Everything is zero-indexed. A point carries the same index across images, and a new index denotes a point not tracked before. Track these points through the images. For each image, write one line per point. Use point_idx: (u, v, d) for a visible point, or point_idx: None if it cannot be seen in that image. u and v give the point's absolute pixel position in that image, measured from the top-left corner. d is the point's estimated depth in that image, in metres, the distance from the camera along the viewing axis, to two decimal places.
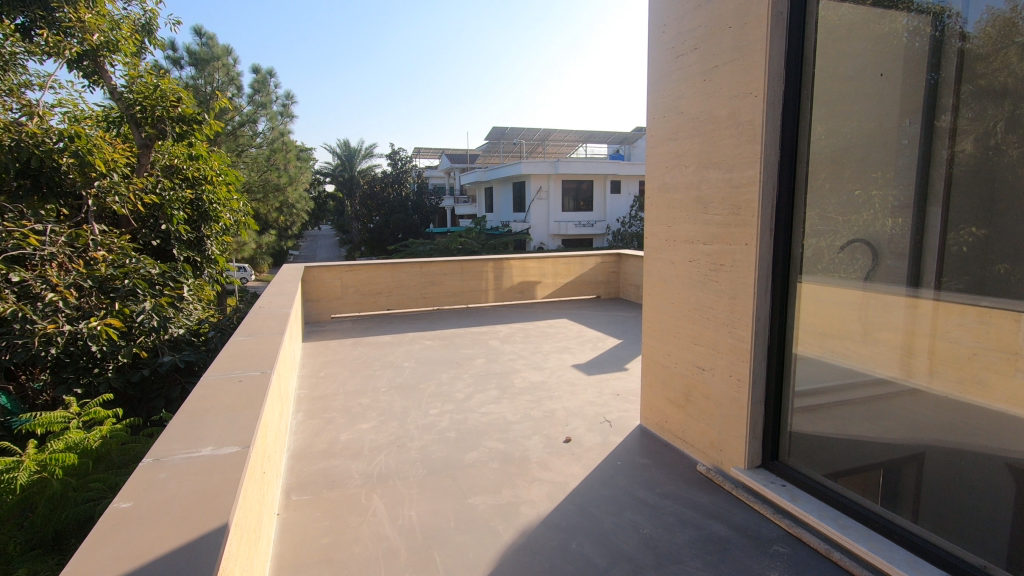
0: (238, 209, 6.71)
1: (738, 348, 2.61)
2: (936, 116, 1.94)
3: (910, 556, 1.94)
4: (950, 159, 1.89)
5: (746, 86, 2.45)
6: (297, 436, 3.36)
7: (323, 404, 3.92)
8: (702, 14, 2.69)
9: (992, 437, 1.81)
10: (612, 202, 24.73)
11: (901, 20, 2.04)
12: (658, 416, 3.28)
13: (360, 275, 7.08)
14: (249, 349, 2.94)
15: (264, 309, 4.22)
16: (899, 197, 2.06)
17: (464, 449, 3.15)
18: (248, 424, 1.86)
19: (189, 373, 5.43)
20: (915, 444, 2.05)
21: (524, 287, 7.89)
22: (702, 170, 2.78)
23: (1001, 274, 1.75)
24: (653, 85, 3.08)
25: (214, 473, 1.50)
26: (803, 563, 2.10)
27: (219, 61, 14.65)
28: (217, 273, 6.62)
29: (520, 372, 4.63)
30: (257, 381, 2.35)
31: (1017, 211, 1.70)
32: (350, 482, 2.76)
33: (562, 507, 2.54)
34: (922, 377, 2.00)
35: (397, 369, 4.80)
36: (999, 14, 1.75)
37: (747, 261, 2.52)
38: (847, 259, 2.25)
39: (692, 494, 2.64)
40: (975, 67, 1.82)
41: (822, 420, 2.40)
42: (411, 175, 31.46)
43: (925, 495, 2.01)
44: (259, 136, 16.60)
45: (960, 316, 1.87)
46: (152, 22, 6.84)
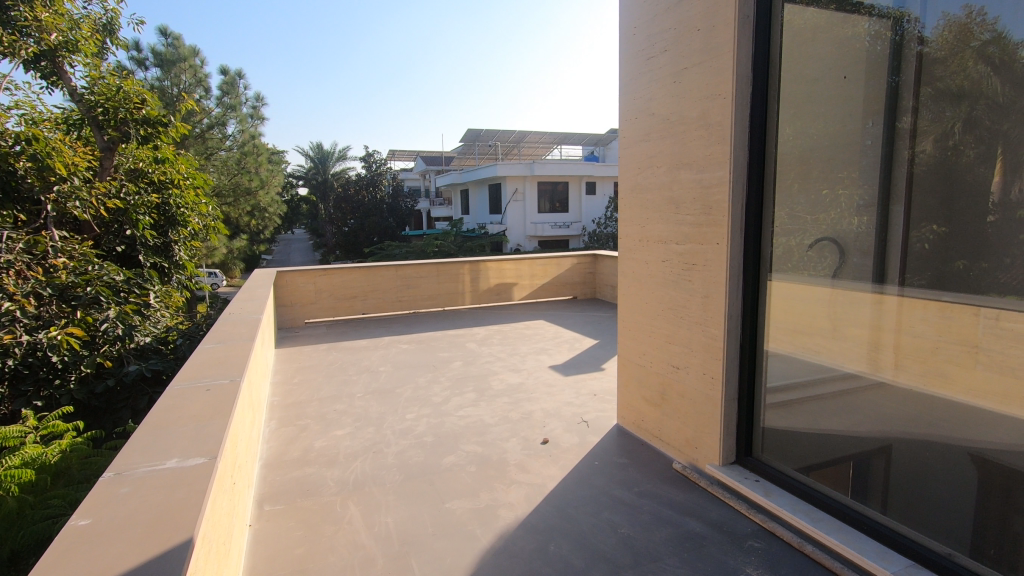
0: (206, 213, 6.56)
1: (712, 346, 2.64)
2: (897, 117, 1.98)
3: (878, 547, 1.98)
4: (911, 160, 1.95)
5: (715, 88, 2.49)
6: (270, 444, 3.29)
7: (296, 411, 3.84)
8: (671, 17, 2.72)
9: (956, 427, 1.86)
10: (587, 203, 24.88)
11: (862, 23, 2.09)
12: (635, 415, 3.30)
13: (334, 279, 6.98)
14: (218, 356, 2.86)
15: (234, 315, 4.13)
16: (863, 196, 2.11)
17: (441, 454, 3.13)
18: (215, 433, 1.81)
19: (156, 384, 5.31)
20: (883, 437, 2.10)
21: (501, 289, 7.88)
22: (673, 171, 2.81)
23: (962, 269, 1.80)
24: (625, 87, 3.10)
25: (179, 485, 1.45)
26: (778, 558, 2.13)
27: (186, 62, 14.34)
28: (186, 279, 6.47)
29: (498, 374, 4.61)
30: (226, 390, 2.29)
31: (976, 209, 1.76)
32: (325, 491, 2.71)
33: (540, 509, 2.53)
34: (888, 371, 2.05)
35: (373, 373, 4.74)
36: (955, 20, 1.81)
37: (719, 260, 2.56)
38: (815, 257, 2.29)
39: (669, 493, 2.66)
40: (933, 70, 1.88)
41: (793, 416, 2.44)
42: (385, 177, 31.25)
43: (893, 486, 2.06)
44: (229, 139, 16.28)
45: (923, 311, 1.92)
46: (114, 21, 6.65)
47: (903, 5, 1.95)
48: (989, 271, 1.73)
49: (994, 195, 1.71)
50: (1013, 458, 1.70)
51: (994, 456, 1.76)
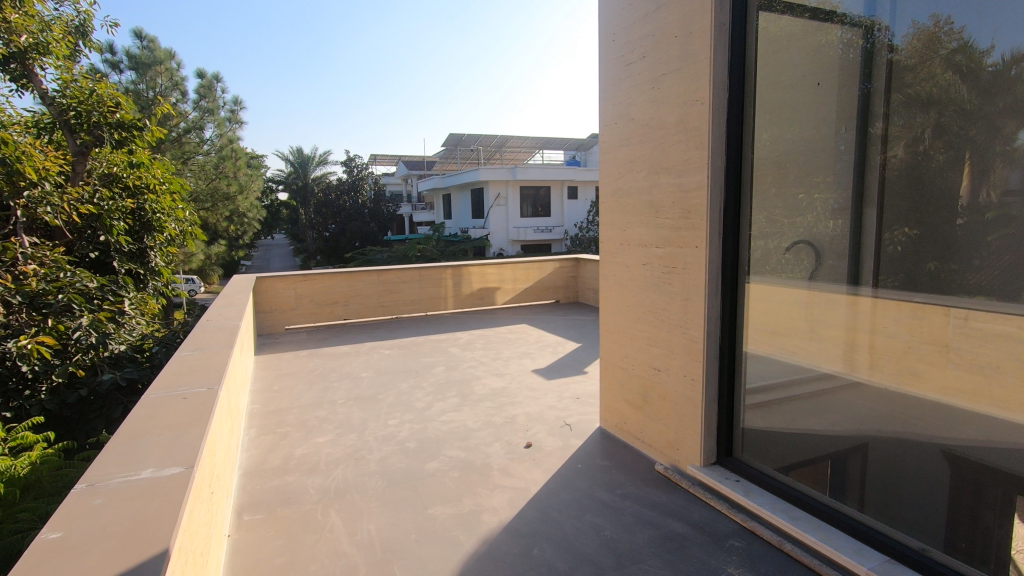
0: (183, 218, 6.46)
1: (692, 348, 2.67)
2: (869, 123, 2.03)
3: (856, 544, 2.02)
4: (883, 164, 1.99)
5: (693, 93, 2.52)
6: (250, 453, 3.23)
7: (276, 419, 3.78)
8: (649, 23, 2.76)
9: (929, 425, 1.91)
10: (569, 207, 24.99)
11: (835, 32, 2.14)
12: (618, 417, 3.31)
13: (315, 284, 6.91)
14: (195, 363, 2.81)
15: (212, 321, 4.06)
16: (838, 200, 2.16)
17: (424, 460, 3.11)
18: (192, 443, 1.77)
19: (132, 393, 5.20)
20: (859, 436, 2.14)
21: (484, 293, 7.88)
22: (653, 175, 2.84)
23: (933, 271, 1.85)
24: (605, 93, 3.13)
25: (155, 496, 1.42)
26: (758, 557, 2.16)
27: (162, 65, 14.14)
28: (162, 286, 6.36)
29: (481, 379, 4.60)
30: (203, 398, 2.25)
31: (947, 212, 1.81)
32: (305, 499, 2.68)
33: (524, 513, 2.53)
34: (864, 371, 2.09)
35: (355, 379, 4.70)
36: (924, 29, 1.86)
37: (698, 262, 2.59)
38: (792, 259, 2.33)
39: (652, 494, 2.67)
40: (903, 77, 1.93)
41: (772, 416, 2.48)
42: (367, 182, 31.06)
43: (869, 484, 2.10)
44: (207, 143, 16.06)
45: (896, 312, 1.96)
46: (87, 23, 6.53)
47: (873, 13, 1.99)
48: (958, 272, 1.78)
49: (962, 198, 1.76)
50: (984, 453, 1.76)
51: (965, 451, 1.81)
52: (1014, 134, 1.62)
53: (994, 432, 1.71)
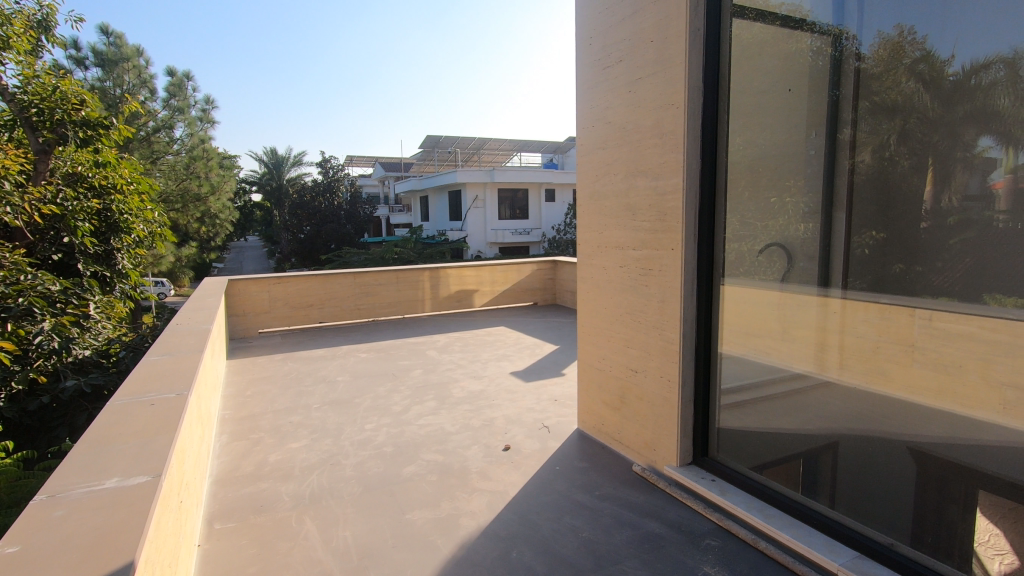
0: (153, 220, 6.29)
1: (668, 349, 2.70)
2: (838, 129, 2.08)
3: (827, 540, 2.06)
4: (851, 169, 2.04)
5: (669, 98, 2.56)
6: (221, 460, 3.16)
7: (249, 425, 3.70)
8: (625, 28, 2.78)
9: (897, 423, 1.95)
10: (547, 210, 25.09)
11: (804, 39, 2.19)
12: (595, 419, 3.33)
13: (289, 287, 6.80)
14: (164, 368, 2.74)
15: (182, 324, 3.96)
16: (808, 203, 2.20)
17: (401, 464, 3.07)
18: (160, 451, 1.72)
19: (97, 399, 5.03)
20: (830, 435, 2.19)
21: (462, 295, 7.85)
22: (629, 178, 2.87)
23: (899, 272, 1.90)
24: (582, 96, 3.15)
25: (120, 506, 1.37)
26: (732, 555, 2.19)
27: (130, 62, 13.81)
28: (130, 289, 6.18)
29: (458, 382, 4.58)
30: (172, 404, 2.18)
31: (912, 216, 1.86)
32: (279, 506, 2.62)
33: (502, 516, 2.52)
34: (834, 370, 2.14)
35: (331, 383, 4.63)
36: (889, 38, 1.92)
37: (674, 265, 2.62)
38: (765, 261, 2.38)
39: (629, 495, 2.69)
40: (870, 85, 1.98)
41: (746, 416, 2.52)
42: (343, 184, 30.71)
43: (839, 481, 2.15)
44: (177, 143, 15.71)
45: (865, 312, 2.02)
46: (50, 18, 6.33)
47: (841, 22, 2.04)
48: (923, 274, 1.84)
49: (926, 203, 1.82)
50: (948, 450, 1.81)
51: (929, 448, 1.86)
52: (974, 141, 1.69)
53: (958, 429, 1.77)
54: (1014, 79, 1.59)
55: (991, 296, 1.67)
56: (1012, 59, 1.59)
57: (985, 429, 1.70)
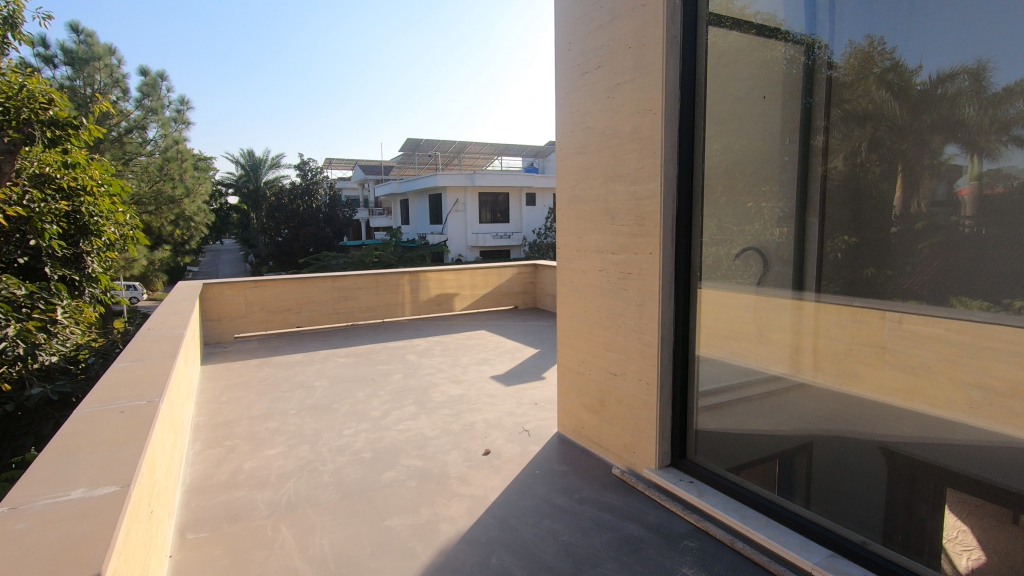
0: (123, 222, 6.17)
1: (647, 352, 2.73)
2: (811, 136, 2.12)
3: (802, 540, 2.10)
4: (824, 175, 2.08)
5: (646, 103, 2.59)
6: (194, 468, 3.09)
7: (224, 432, 3.63)
8: (604, 34, 2.81)
9: (868, 424, 2.00)
10: (527, 213, 25.14)
11: (779, 48, 2.23)
12: (575, 422, 3.34)
13: (266, 290, 6.70)
14: (134, 375, 2.67)
15: (154, 329, 3.88)
16: (783, 208, 2.25)
17: (379, 470, 3.04)
18: (129, 459, 1.67)
19: (64, 407, 4.88)
20: (804, 436, 2.22)
21: (442, 299, 7.81)
22: (608, 183, 2.89)
23: (870, 276, 1.94)
24: (562, 101, 3.17)
25: (86, 517, 1.33)
26: (710, 556, 2.21)
27: (101, 61, 13.55)
28: (101, 293, 6.01)
29: (439, 386, 4.55)
30: (142, 411, 2.13)
31: (883, 221, 1.90)
32: (254, 514, 2.57)
33: (482, 521, 2.51)
34: (808, 373, 2.18)
35: (309, 389, 4.56)
36: (859, 48, 1.96)
37: (652, 268, 2.65)
38: (741, 265, 2.41)
39: (608, 498, 2.70)
40: (842, 93, 2.02)
41: (723, 417, 2.55)
42: (322, 186, 30.42)
43: (813, 481, 2.18)
44: (150, 144, 15.41)
45: (837, 316, 2.06)
46: (16, 14, 6.14)
47: (814, 32, 2.09)
48: (893, 277, 1.88)
49: (896, 209, 1.86)
50: (918, 450, 1.86)
51: (900, 447, 1.91)
52: (941, 149, 1.74)
53: (928, 429, 1.82)
54: (978, 90, 1.65)
55: (958, 299, 1.72)
56: (976, 70, 1.65)
57: (952, 428, 1.75)
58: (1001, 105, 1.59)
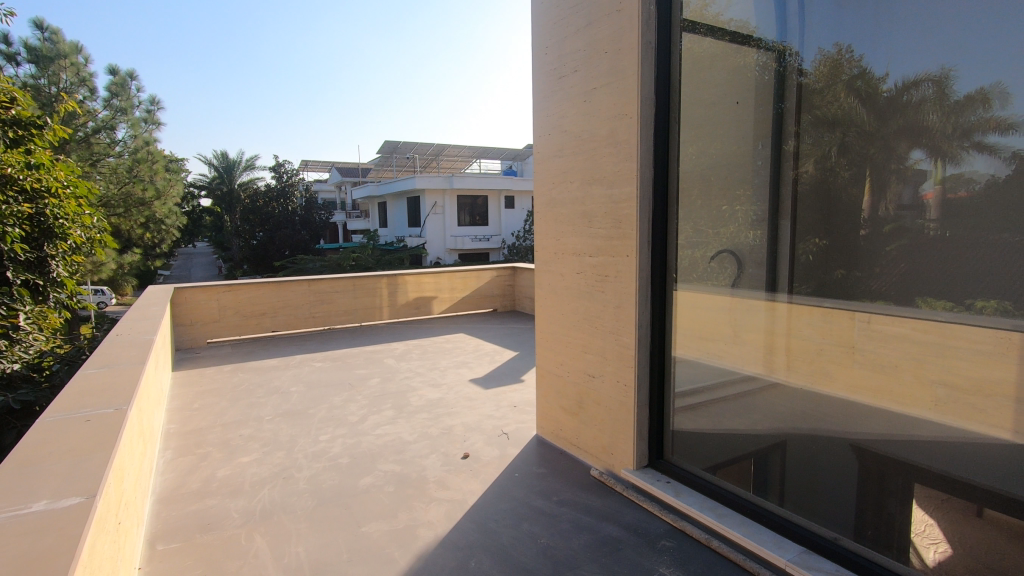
0: (90, 225, 5.99)
1: (624, 353, 2.75)
2: (783, 141, 2.17)
3: (776, 537, 2.14)
4: (795, 179, 2.13)
5: (622, 107, 2.62)
6: (165, 477, 3.01)
7: (196, 439, 3.54)
8: (580, 38, 2.83)
9: (838, 422, 2.04)
10: (506, 216, 25.17)
11: (751, 54, 2.28)
12: (554, 424, 3.35)
13: (239, 295, 6.57)
14: (101, 382, 2.59)
15: (122, 335, 3.77)
16: (756, 212, 2.29)
17: (357, 476, 3.00)
18: (95, 470, 1.62)
19: (27, 416, 4.70)
20: (778, 435, 2.26)
21: (421, 302, 7.76)
22: (585, 186, 2.91)
23: (840, 278, 1.99)
24: (539, 105, 3.19)
25: (49, 531, 1.28)
26: (687, 555, 2.23)
27: (67, 59, 13.19)
28: (66, 298, 5.84)
29: (417, 390, 4.52)
30: (110, 420, 2.06)
31: (852, 224, 1.95)
32: (227, 523, 2.52)
33: (460, 525, 2.49)
34: (781, 372, 2.22)
35: (284, 394, 4.49)
36: (828, 56, 2.02)
37: (629, 270, 2.68)
38: (716, 267, 2.44)
39: (587, 499, 2.71)
40: (812, 99, 2.07)
41: (700, 418, 2.58)
42: (298, 189, 30.03)
43: (787, 479, 2.22)
44: (119, 145, 15.03)
45: (809, 316, 2.11)
46: None
47: (785, 39, 2.14)
48: (862, 279, 1.93)
49: (864, 212, 1.91)
50: (886, 446, 1.91)
51: (869, 444, 1.95)
52: (906, 154, 1.79)
53: (896, 426, 1.87)
54: (941, 97, 1.70)
55: (923, 299, 1.77)
56: (939, 78, 1.70)
57: (918, 425, 1.80)
58: (963, 113, 1.65)
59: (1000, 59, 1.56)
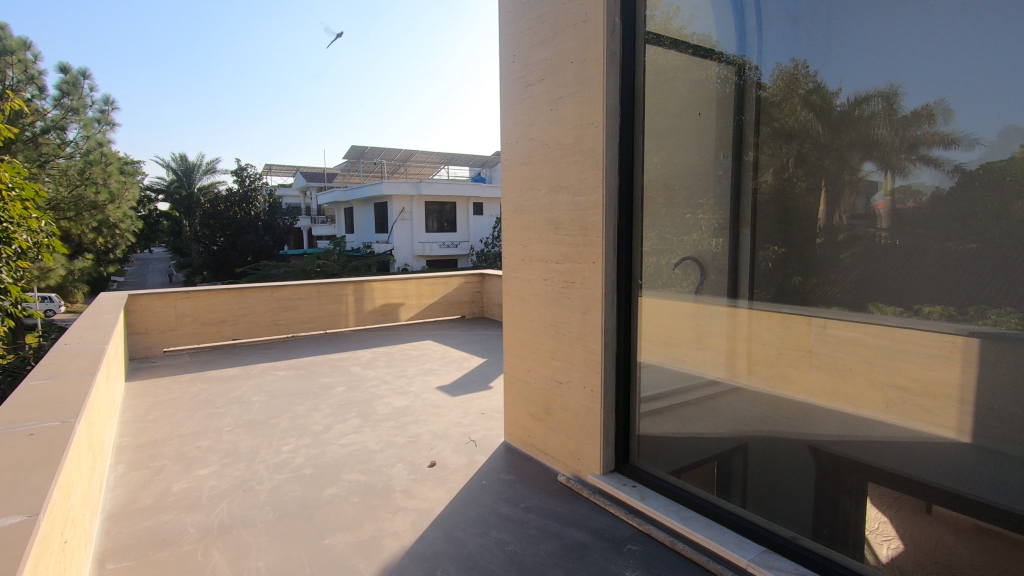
0: (37, 229, 5.72)
1: (591, 359, 2.78)
2: (743, 151, 2.24)
3: (737, 538, 2.18)
4: (755, 189, 2.20)
5: (589, 117, 2.66)
6: (116, 492, 2.87)
7: (150, 452, 3.40)
8: (546, 48, 2.87)
9: (797, 425, 2.10)
10: (474, 222, 25.15)
11: (713, 67, 2.34)
12: (521, 431, 3.35)
13: (198, 302, 6.37)
14: (47, 394, 2.46)
15: (71, 344, 3.60)
16: (717, 220, 2.35)
17: (321, 486, 2.94)
18: (39, 486, 1.54)
19: None
20: (740, 437, 2.32)
21: (388, 309, 7.67)
22: (552, 194, 2.94)
23: (798, 284, 2.06)
24: (506, 112, 3.20)
25: None
26: (652, 558, 2.26)
27: (14, 56, 12.66)
28: (10, 305, 5.57)
29: (383, 398, 4.46)
30: (56, 434, 1.96)
31: (809, 232, 2.02)
32: (183, 539, 2.42)
33: (427, 535, 2.46)
34: (743, 377, 2.28)
35: (245, 404, 4.36)
36: (785, 70, 2.09)
37: (595, 277, 2.71)
38: (680, 274, 2.49)
39: (554, 505, 2.72)
40: (770, 112, 2.14)
41: (665, 422, 2.62)
42: (261, 193, 29.40)
43: (749, 481, 2.27)
44: (70, 146, 14.44)
45: (768, 322, 2.17)
46: None
47: (744, 53, 2.21)
48: (818, 285, 2.00)
49: (820, 221, 1.98)
50: (841, 447, 1.97)
51: (826, 445, 2.01)
52: (859, 166, 1.87)
53: (850, 427, 1.94)
54: (890, 112, 1.79)
55: (874, 305, 1.84)
56: (888, 94, 1.79)
57: (872, 426, 1.88)
58: (910, 128, 1.73)
59: (945, 78, 1.65)
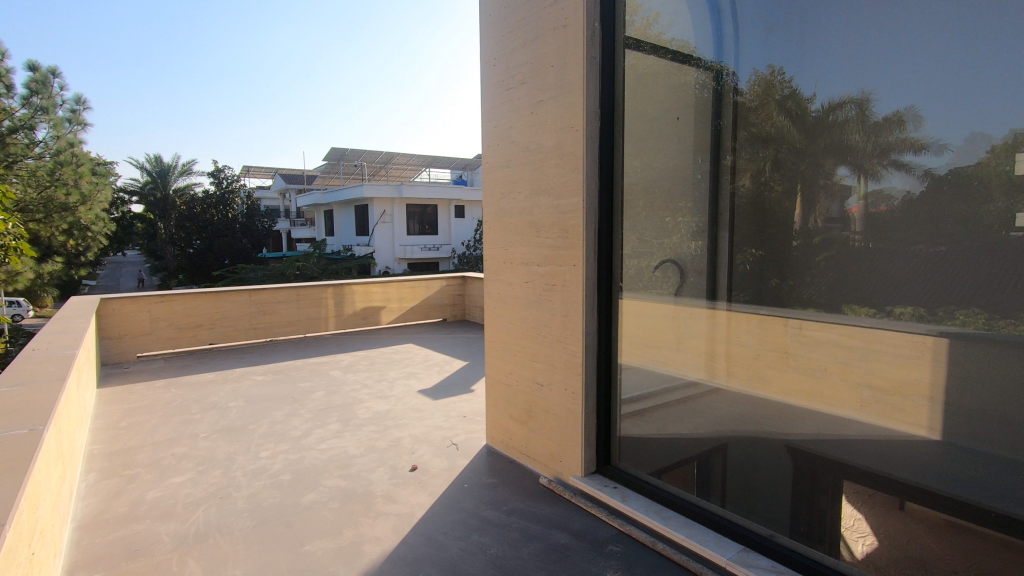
0: (4, 231, 5.54)
1: (572, 362, 2.79)
2: (721, 155, 2.27)
3: (716, 537, 2.21)
4: (733, 193, 2.23)
5: (569, 120, 2.67)
6: (87, 502, 2.80)
7: (123, 460, 3.32)
8: (527, 52, 2.88)
9: (775, 424, 2.14)
10: (456, 225, 25.10)
11: (691, 73, 2.38)
12: (503, 434, 3.34)
13: (173, 306, 6.24)
14: (14, 402, 2.38)
15: (40, 350, 3.50)
16: (696, 223, 2.38)
17: (300, 492, 2.90)
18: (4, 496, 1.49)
19: None
20: (719, 438, 2.35)
21: (368, 313, 7.60)
22: (533, 196, 2.95)
23: (775, 286, 2.10)
24: (487, 115, 3.21)
25: None
26: (633, 559, 2.27)
27: None
28: None
29: (364, 402, 4.42)
30: (22, 442, 1.90)
31: (785, 235, 2.06)
32: (156, 549, 2.37)
33: (407, 540, 2.44)
34: (722, 378, 2.31)
35: (222, 410, 4.28)
36: (762, 76, 2.13)
37: (576, 280, 2.72)
38: (660, 276, 2.52)
39: (536, 508, 2.72)
40: (748, 116, 2.18)
41: (646, 423, 2.64)
42: (239, 196, 28.95)
43: (728, 481, 2.30)
44: (40, 146, 14.04)
45: (746, 323, 2.21)
46: None
47: (721, 59, 2.25)
48: (794, 287, 2.04)
49: (796, 224, 2.02)
50: (817, 446, 2.01)
51: (803, 445, 2.05)
52: (833, 170, 1.91)
53: (826, 427, 1.98)
54: (863, 118, 1.83)
55: (848, 306, 1.89)
56: (861, 100, 1.83)
57: (846, 425, 1.92)
58: (882, 133, 1.78)
59: (914, 86, 1.70)
